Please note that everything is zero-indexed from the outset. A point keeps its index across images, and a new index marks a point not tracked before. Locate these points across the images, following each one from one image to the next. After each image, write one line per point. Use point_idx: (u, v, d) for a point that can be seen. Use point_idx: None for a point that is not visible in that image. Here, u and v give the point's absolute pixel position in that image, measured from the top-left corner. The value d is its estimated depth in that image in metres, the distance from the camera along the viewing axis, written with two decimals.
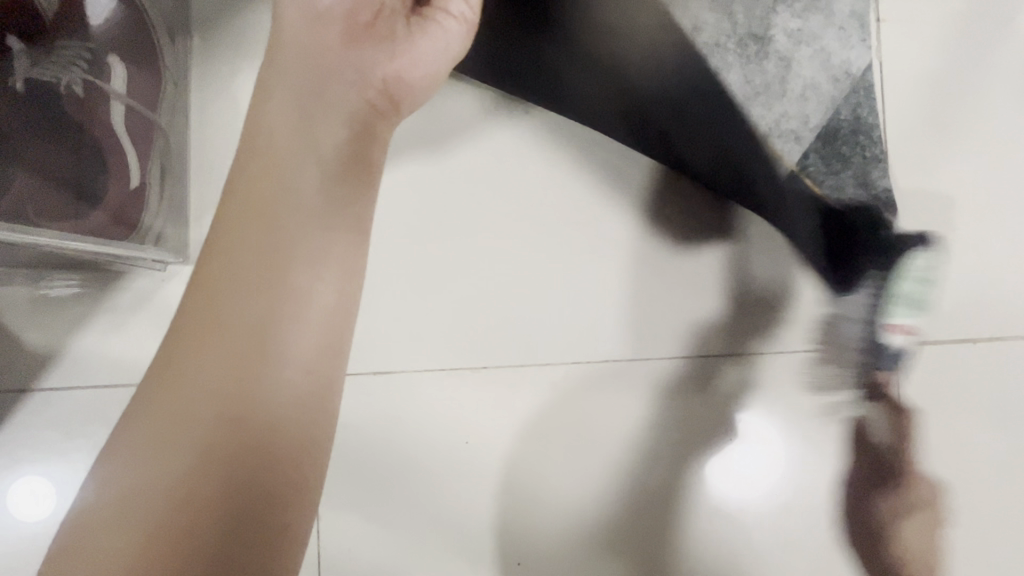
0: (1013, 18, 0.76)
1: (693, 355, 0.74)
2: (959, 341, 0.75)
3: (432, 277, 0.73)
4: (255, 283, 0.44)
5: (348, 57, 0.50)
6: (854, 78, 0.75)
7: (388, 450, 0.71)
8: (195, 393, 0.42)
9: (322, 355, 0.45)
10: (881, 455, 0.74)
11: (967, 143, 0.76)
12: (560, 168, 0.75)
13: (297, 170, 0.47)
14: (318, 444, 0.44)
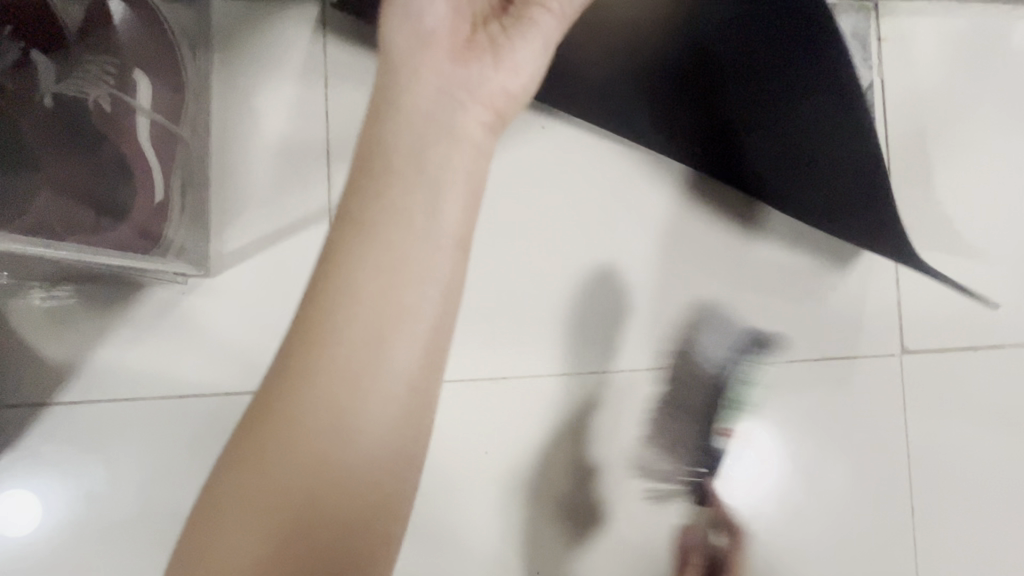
0: (1008, 37, 0.79)
1: (706, 364, 0.75)
2: (963, 348, 0.77)
3: None
4: (358, 328, 0.42)
5: (455, 73, 0.47)
6: (858, 96, 0.78)
7: None
8: (297, 424, 0.40)
9: (421, 406, 0.42)
10: (889, 461, 0.76)
11: (967, 156, 0.79)
12: (609, 181, 0.75)
13: (401, 199, 0.44)
14: (406, 498, 0.42)
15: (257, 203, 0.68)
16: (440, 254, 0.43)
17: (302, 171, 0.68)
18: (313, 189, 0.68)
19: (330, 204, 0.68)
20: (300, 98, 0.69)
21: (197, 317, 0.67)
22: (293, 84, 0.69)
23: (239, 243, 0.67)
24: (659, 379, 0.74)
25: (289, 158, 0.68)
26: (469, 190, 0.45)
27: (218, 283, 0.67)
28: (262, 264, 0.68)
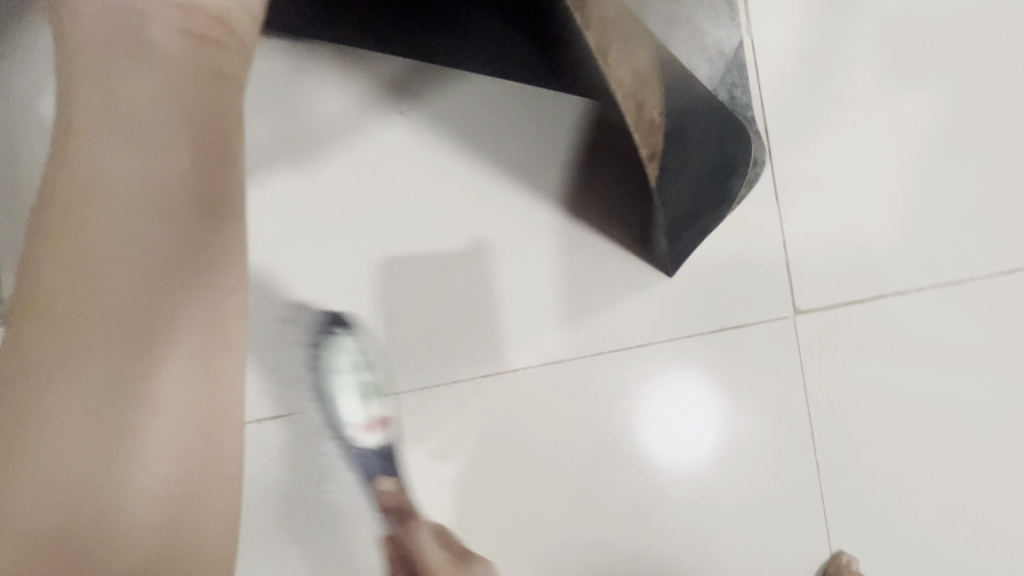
0: None
1: (592, 355, 0.74)
2: (852, 304, 0.78)
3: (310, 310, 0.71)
4: (96, 351, 0.37)
5: (167, 8, 0.42)
6: (729, 58, 0.75)
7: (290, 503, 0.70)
8: (44, 459, 0.35)
9: (205, 415, 0.39)
10: (783, 424, 0.77)
11: (839, 112, 0.79)
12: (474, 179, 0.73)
13: (126, 183, 0.39)
14: (214, 515, 0.39)
15: None
16: (185, 244, 0.39)
17: None
18: None
19: None
20: None
21: None
22: None
23: None
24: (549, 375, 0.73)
25: None
26: (219, 152, 0.42)
27: None
28: None
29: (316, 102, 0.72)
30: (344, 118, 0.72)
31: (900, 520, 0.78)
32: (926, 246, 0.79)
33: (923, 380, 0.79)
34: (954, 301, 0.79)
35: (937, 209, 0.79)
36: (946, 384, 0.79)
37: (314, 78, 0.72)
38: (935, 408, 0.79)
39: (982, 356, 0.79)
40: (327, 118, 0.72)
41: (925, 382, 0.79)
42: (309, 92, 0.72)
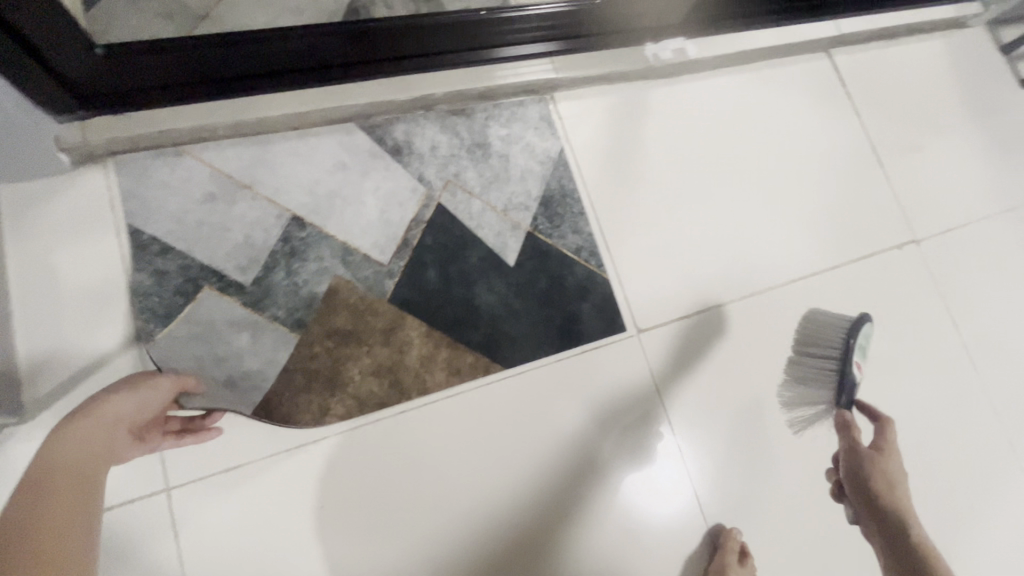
0: (644, 104, 1.17)
1: (493, 374, 0.93)
2: (680, 319, 1.06)
3: (241, 376, 0.82)
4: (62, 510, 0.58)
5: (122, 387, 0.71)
6: (554, 159, 1.07)
7: (238, 548, 0.78)
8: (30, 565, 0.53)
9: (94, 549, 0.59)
10: (655, 417, 0.99)
11: (642, 185, 1.12)
12: (377, 255, 0.92)
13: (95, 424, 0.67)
14: None
15: (63, 346, 0.77)
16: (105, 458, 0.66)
17: (105, 308, 0.79)
18: (117, 321, 0.80)
19: (135, 330, 0.80)
20: (95, 249, 0.81)
21: (20, 459, 0.73)
22: (88, 239, 0.81)
23: (53, 384, 0.76)
24: (459, 396, 0.90)
25: (95, 302, 0.79)
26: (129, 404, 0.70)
27: (35, 425, 0.74)
28: (78, 396, 0.76)
29: (232, 210, 0.87)
30: (253, 223, 0.88)
31: (750, 479, 1.01)
32: (719, 272, 1.11)
33: (741, 367, 1.06)
34: (747, 307, 1.10)
35: (721, 244, 1.13)
36: (758, 365, 1.07)
37: (240, 193, 0.88)
38: (754, 387, 1.06)
39: (775, 344, 1.09)
40: (238, 222, 0.87)
41: (742, 368, 1.06)
42: (237, 202, 0.88)
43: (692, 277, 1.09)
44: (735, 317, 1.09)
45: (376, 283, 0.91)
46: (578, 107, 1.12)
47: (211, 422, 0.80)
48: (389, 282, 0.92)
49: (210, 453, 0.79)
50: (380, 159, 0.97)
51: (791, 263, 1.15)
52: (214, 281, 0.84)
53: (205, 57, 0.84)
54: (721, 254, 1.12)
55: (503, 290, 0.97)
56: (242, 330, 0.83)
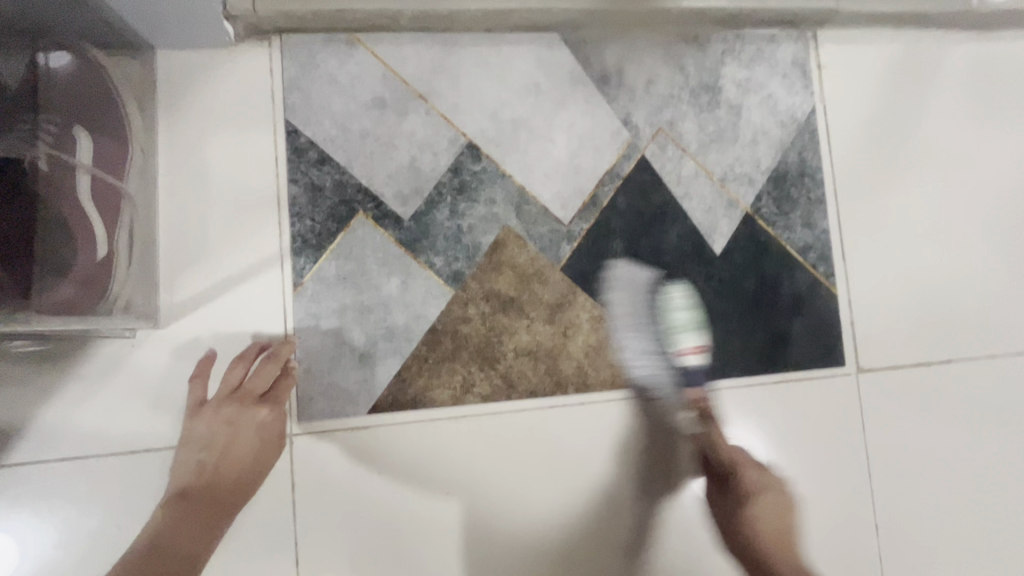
0: (942, 60, 0.84)
1: None
2: (919, 366, 0.80)
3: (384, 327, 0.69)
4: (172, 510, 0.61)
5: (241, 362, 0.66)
6: (800, 123, 0.80)
7: (355, 517, 0.68)
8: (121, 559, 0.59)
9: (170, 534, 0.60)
10: (851, 481, 0.78)
11: (909, 176, 0.82)
12: (557, 211, 0.74)
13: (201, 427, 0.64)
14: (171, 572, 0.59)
15: (203, 252, 0.67)
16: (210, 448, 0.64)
17: (252, 217, 0.68)
18: (263, 235, 0.68)
19: (280, 250, 0.68)
20: (249, 144, 0.69)
21: (149, 369, 0.66)
22: (243, 131, 0.69)
23: (189, 294, 0.67)
24: (624, 402, 0.74)
25: (241, 208, 0.68)
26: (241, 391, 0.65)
27: (169, 334, 0.67)
28: (214, 312, 0.67)
29: (401, 123, 0.72)
30: (422, 144, 0.72)
31: None
32: (987, 314, 0.82)
33: (981, 444, 0.81)
34: (1013, 369, 0.82)
35: (997, 278, 0.83)
36: (1000, 448, 0.81)
37: (416, 104, 0.72)
38: (990, 474, 0.81)
39: None
40: (405, 140, 0.71)
41: (982, 446, 0.81)
42: (408, 114, 0.72)
43: (945, 315, 0.81)
44: (992, 378, 0.81)
45: (550, 245, 0.73)
46: (845, 56, 0.82)
47: (346, 371, 0.69)
48: (567, 247, 0.73)
49: (339, 406, 0.68)
50: (581, 87, 0.76)
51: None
52: (370, 208, 0.70)
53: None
54: (992, 292, 0.82)
55: (700, 284, 0.76)
56: (392, 273, 0.70)
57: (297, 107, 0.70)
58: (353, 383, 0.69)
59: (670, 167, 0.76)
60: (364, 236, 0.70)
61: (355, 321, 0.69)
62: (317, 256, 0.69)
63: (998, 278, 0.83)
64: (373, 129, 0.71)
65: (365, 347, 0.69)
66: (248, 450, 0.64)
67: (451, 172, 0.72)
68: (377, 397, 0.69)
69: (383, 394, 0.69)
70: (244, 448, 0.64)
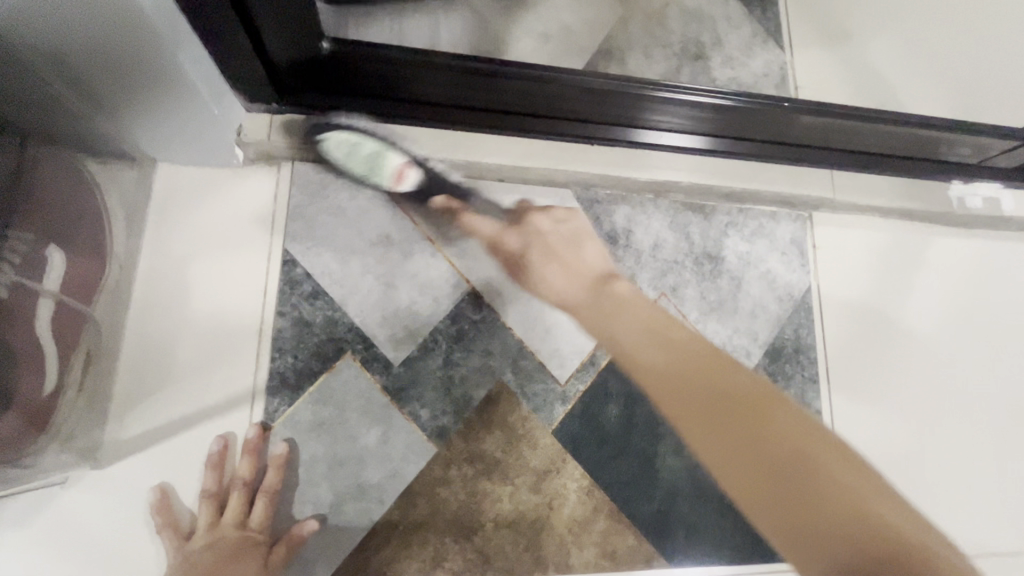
0: (927, 251, 0.87)
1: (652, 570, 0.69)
2: None
3: (355, 484, 0.63)
4: None
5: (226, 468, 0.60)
6: (797, 299, 0.81)
7: None
8: None
9: None
10: None
11: (896, 361, 0.83)
12: (555, 368, 0.71)
13: (176, 541, 0.57)
14: None
15: (167, 382, 0.61)
16: (187, 559, 0.56)
17: (229, 349, 0.63)
18: (238, 369, 0.63)
19: (254, 386, 0.63)
20: (240, 269, 0.65)
21: (74, 516, 0.57)
22: (236, 255, 0.66)
23: (140, 430, 0.60)
24: None
25: (218, 336, 0.63)
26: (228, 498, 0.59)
27: (107, 476, 0.58)
28: (165, 454, 0.60)
29: (404, 263, 0.69)
30: (423, 287, 0.69)
31: None
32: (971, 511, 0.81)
33: None
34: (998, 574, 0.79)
35: (981, 472, 0.82)
36: None
37: (423, 246, 0.70)
38: None
39: None
40: (407, 281, 0.69)
41: None
42: (414, 254, 0.70)
43: (936, 506, 0.80)
44: None
45: (544, 404, 0.70)
46: (845, 238, 0.85)
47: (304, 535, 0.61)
48: (559, 405, 0.70)
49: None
50: (589, 244, 0.76)
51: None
52: (359, 349, 0.66)
53: (467, 80, 0.66)
54: (974, 487, 0.82)
55: (694, 458, 0.73)
56: (372, 424, 0.65)
57: (299, 236, 0.68)
58: (310, 548, 0.61)
59: (670, 333, 0.76)
60: (352, 376, 0.65)
61: (323, 475, 0.62)
62: (293, 398, 0.63)
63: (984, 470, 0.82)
64: (375, 267, 0.69)
65: (331, 505, 0.62)
66: (225, 559, 0.56)
67: (450, 318, 0.69)
68: (334, 565, 0.61)
69: (342, 563, 0.61)
70: (221, 559, 0.56)
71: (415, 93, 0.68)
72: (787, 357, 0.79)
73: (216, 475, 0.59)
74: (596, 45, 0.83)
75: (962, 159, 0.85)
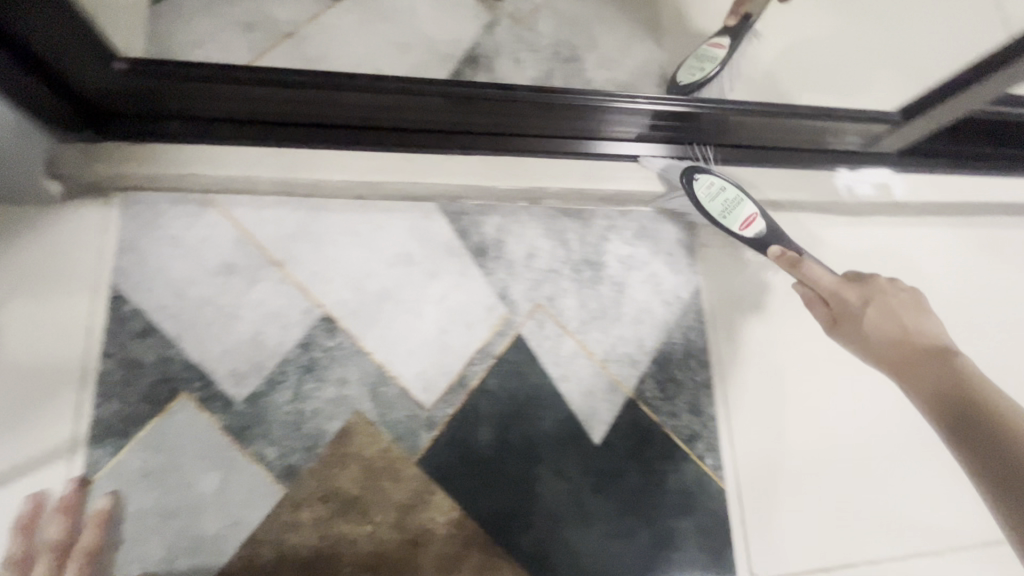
0: (822, 242, 0.85)
1: None
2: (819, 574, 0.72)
3: (190, 537, 0.58)
4: None
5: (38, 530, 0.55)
6: (685, 301, 0.78)
7: None
8: None
9: None
10: None
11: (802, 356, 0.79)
12: (419, 393, 0.66)
13: None
14: None
15: None
16: None
17: (46, 397, 0.58)
18: (55, 420, 0.58)
19: (74, 436, 0.58)
20: (61, 310, 0.61)
21: None
22: (57, 295, 0.61)
23: None
24: None
25: (34, 384, 0.58)
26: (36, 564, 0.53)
27: None
28: None
29: (248, 292, 0.65)
30: (269, 315, 0.65)
31: None
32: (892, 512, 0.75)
33: None
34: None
35: (898, 469, 0.78)
36: None
37: (269, 272, 0.66)
38: None
39: None
40: (251, 310, 0.65)
41: None
42: (259, 281, 0.66)
43: (859, 508, 0.75)
44: None
45: (407, 432, 0.65)
46: (747, 238, 0.82)
47: None
48: (424, 433, 0.66)
49: None
50: (456, 258, 0.72)
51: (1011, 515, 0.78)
52: (196, 388, 0.61)
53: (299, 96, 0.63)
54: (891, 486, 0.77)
55: (577, 478, 0.68)
56: (210, 468, 0.60)
57: (130, 270, 0.63)
58: None
59: (547, 346, 0.72)
60: (188, 417, 0.60)
61: (152, 529, 0.57)
62: (119, 447, 0.58)
63: (918, 465, 0.78)
64: (216, 298, 0.64)
65: (161, 562, 0.57)
66: None
67: (301, 348, 0.65)
68: None
69: None
70: None
71: (258, 113, 0.66)
72: (676, 362, 0.75)
73: (25, 540, 0.54)
74: (460, 54, 0.80)
75: (845, 146, 0.83)
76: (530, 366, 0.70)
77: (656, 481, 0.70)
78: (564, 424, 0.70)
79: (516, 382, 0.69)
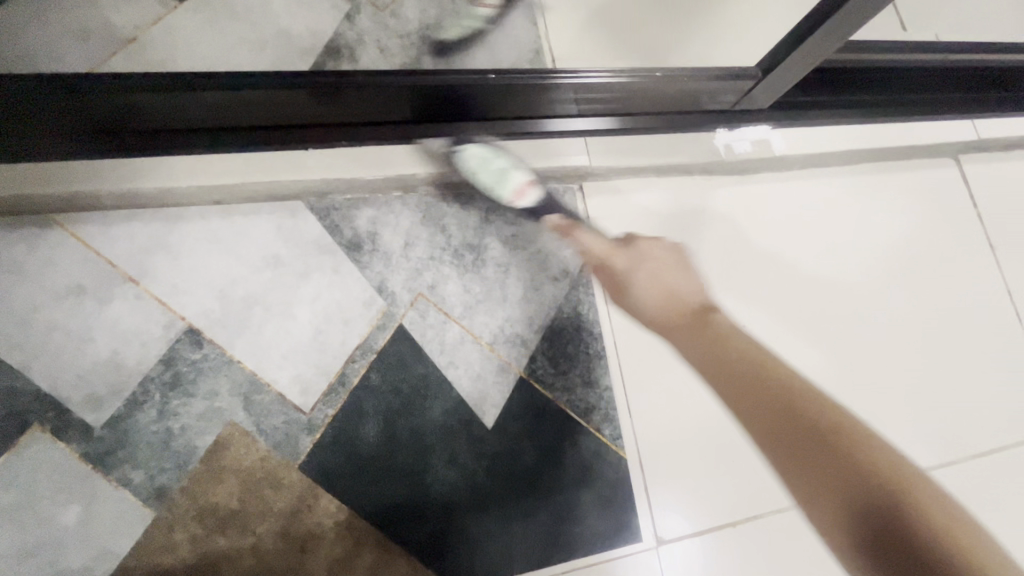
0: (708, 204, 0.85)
1: None
2: (723, 527, 0.73)
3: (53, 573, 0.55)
4: None
5: None
6: (573, 275, 0.77)
7: None
8: None
9: None
10: None
11: None
12: (297, 397, 0.65)
13: None
14: None
15: None
16: None
17: None
18: None
19: None
20: None
21: None
22: None
23: None
24: None
25: None
26: None
27: None
28: None
29: (102, 312, 0.62)
30: (127, 334, 0.62)
31: None
32: None
33: None
34: None
35: None
36: None
37: (124, 289, 0.63)
38: None
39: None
40: (106, 331, 0.62)
41: None
42: (113, 300, 0.63)
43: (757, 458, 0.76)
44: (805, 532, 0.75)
45: (286, 438, 0.63)
46: (639, 210, 0.82)
47: None
48: (305, 436, 0.64)
49: None
50: (328, 255, 0.70)
51: (919, 448, 0.82)
52: (49, 418, 0.58)
53: None
54: None
55: (471, 464, 0.67)
56: (70, 500, 0.57)
57: None
58: None
59: (432, 335, 0.71)
60: (43, 450, 0.58)
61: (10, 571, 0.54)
62: None
63: None
64: (66, 322, 0.61)
65: None
66: None
67: (163, 364, 0.62)
68: None
69: None
70: None
71: None
72: (567, 337, 0.75)
73: None
74: (321, 47, 0.78)
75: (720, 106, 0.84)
76: (415, 358, 0.69)
77: (553, 457, 0.70)
78: (454, 411, 0.69)
79: (400, 375, 0.68)
